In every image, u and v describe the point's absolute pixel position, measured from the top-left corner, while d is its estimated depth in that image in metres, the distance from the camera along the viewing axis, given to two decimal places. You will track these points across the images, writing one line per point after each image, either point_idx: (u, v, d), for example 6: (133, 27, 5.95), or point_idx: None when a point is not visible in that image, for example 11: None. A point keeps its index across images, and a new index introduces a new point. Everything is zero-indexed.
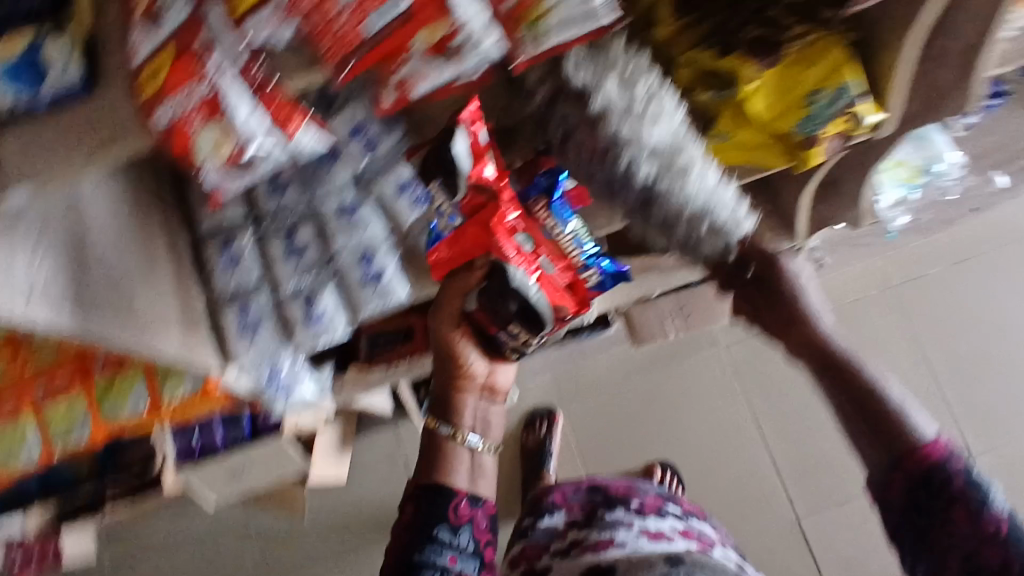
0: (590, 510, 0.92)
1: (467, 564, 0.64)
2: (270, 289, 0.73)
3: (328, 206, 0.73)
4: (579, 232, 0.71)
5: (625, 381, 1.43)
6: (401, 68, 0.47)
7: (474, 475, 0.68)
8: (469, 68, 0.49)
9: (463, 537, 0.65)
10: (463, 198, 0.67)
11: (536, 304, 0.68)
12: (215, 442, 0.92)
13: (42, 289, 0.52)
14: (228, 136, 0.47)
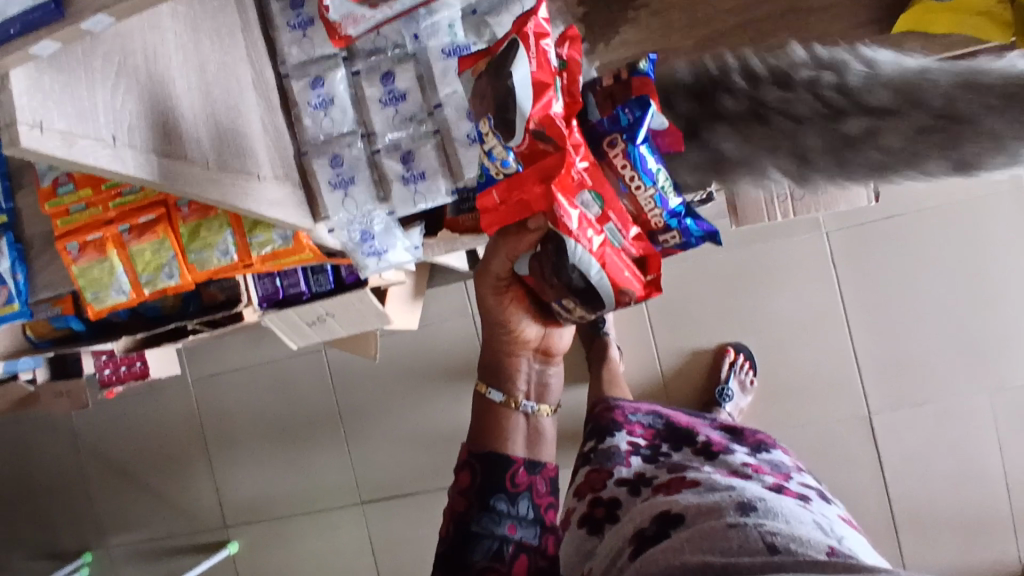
0: (657, 440, 0.97)
1: (529, 532, 0.58)
2: (364, 136, 0.65)
3: (433, 44, 0.62)
4: (663, 185, 0.50)
5: (708, 260, 1.35)
6: None
7: (532, 442, 0.61)
8: None
9: (523, 506, 0.58)
10: (523, 143, 0.47)
11: (598, 286, 0.50)
12: (300, 289, 0.89)
13: (128, 130, 0.45)
14: None
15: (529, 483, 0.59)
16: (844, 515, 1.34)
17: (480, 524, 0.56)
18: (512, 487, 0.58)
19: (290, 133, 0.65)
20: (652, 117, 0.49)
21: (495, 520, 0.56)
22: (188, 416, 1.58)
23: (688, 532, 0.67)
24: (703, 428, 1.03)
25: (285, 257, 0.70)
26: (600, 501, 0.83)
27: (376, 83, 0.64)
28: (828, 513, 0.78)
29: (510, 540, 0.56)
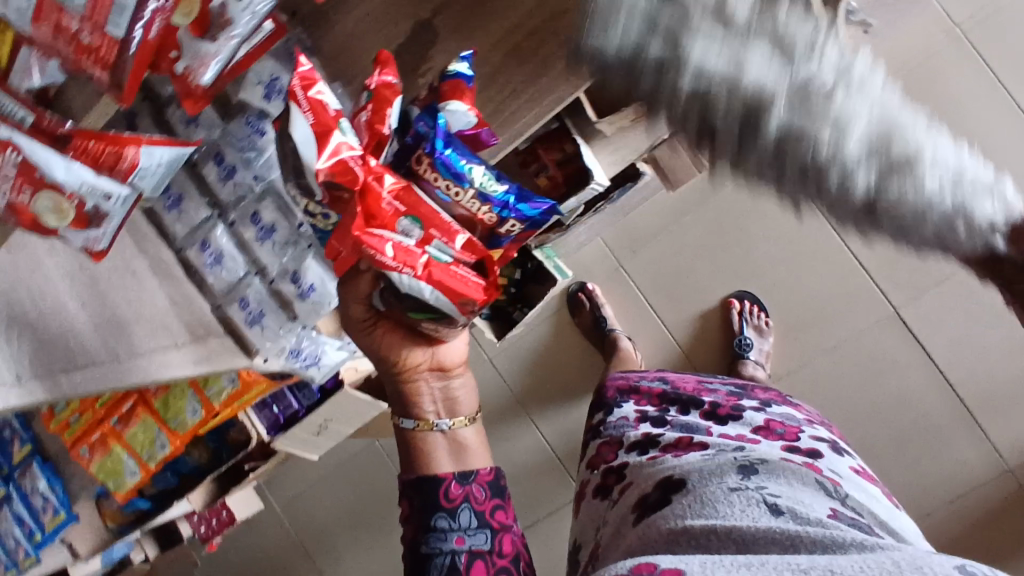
0: (664, 405, 0.92)
1: (477, 538, 0.64)
2: (259, 273, 0.73)
3: (274, 175, 0.70)
4: (479, 184, 0.57)
5: (678, 225, 1.35)
6: (182, 56, 0.50)
7: (458, 456, 0.68)
8: (244, 27, 0.49)
9: (463, 517, 0.64)
10: (327, 196, 0.57)
11: (435, 302, 0.60)
12: (294, 406, 0.99)
13: (30, 366, 0.58)
14: (64, 197, 0.45)
15: (464, 494, 0.65)
16: (912, 417, 1.30)
17: (428, 544, 0.63)
18: (447, 503, 0.65)
19: (201, 295, 0.74)
20: (444, 121, 0.56)
21: (440, 537, 0.64)
22: (287, 540, 1.69)
23: (689, 495, 0.66)
24: (709, 390, 0.95)
25: (244, 394, 0.79)
26: (612, 469, 0.83)
27: (248, 226, 0.72)
28: (840, 467, 0.76)
29: (460, 549, 0.63)
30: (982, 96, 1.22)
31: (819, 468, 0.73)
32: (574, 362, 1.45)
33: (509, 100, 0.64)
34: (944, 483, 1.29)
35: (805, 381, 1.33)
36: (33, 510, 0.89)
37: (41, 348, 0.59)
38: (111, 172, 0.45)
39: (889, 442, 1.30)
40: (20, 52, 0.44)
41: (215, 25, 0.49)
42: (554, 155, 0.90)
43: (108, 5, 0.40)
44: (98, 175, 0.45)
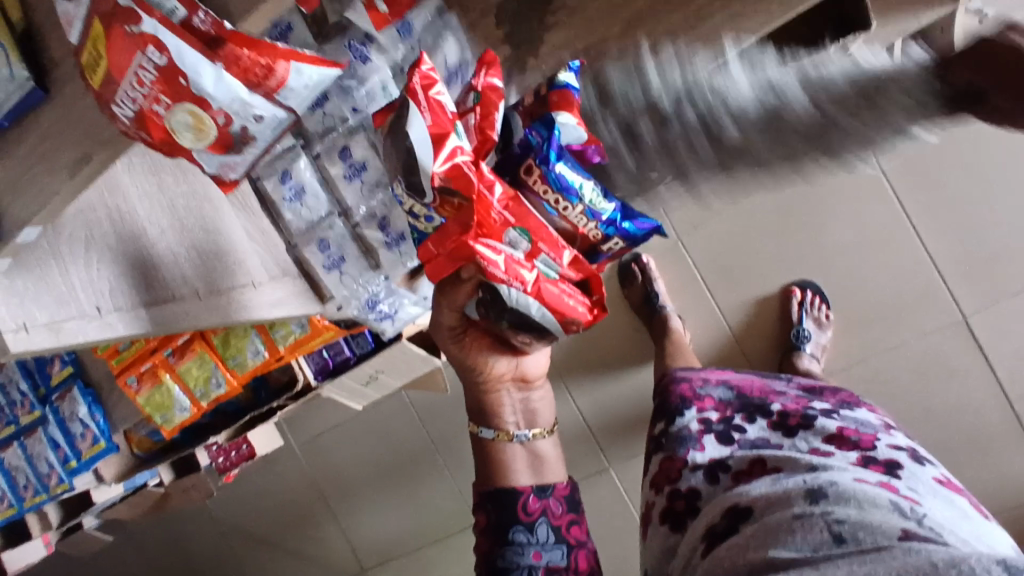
0: (729, 414, 0.86)
1: (553, 553, 0.62)
2: (342, 215, 0.68)
3: (373, 107, 0.63)
4: (590, 199, 0.51)
5: (747, 205, 1.28)
6: None
7: (536, 468, 0.66)
8: None
9: (540, 531, 0.62)
10: (436, 202, 0.49)
11: (542, 321, 0.55)
12: (346, 354, 0.94)
13: (109, 297, 0.51)
14: (207, 113, 0.34)
15: (541, 508, 0.63)
16: (962, 429, 1.26)
17: (506, 559, 0.61)
18: (526, 517, 0.62)
19: (276, 231, 0.68)
20: (560, 130, 0.50)
21: (518, 551, 0.61)
22: (304, 479, 1.68)
23: (754, 526, 0.61)
24: (778, 394, 0.88)
25: (310, 340, 0.75)
26: (679, 493, 0.77)
27: (336, 162, 0.65)
28: (922, 482, 0.67)
29: (539, 563, 0.61)
30: None
31: (894, 486, 0.65)
32: (619, 334, 1.41)
33: None
34: (985, 497, 1.27)
35: (856, 379, 1.29)
36: (69, 435, 0.85)
37: (123, 276, 0.53)
38: (264, 92, 0.34)
39: (934, 450, 1.28)
40: None
41: None
42: None
43: None
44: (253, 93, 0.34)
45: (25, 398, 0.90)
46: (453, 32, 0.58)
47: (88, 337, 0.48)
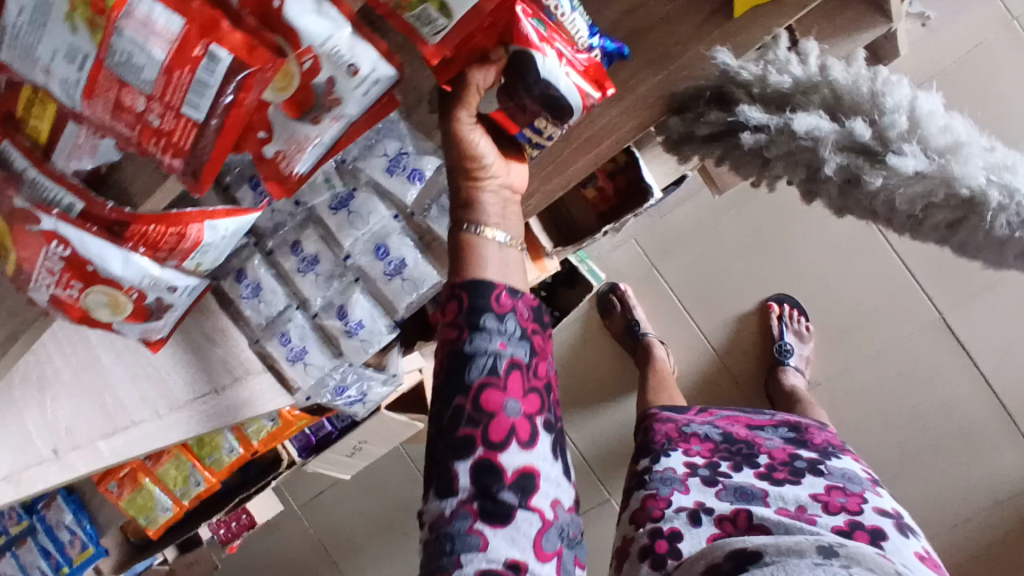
0: (715, 457, 0.78)
1: (521, 353, 0.46)
2: (300, 306, 0.67)
3: (318, 201, 0.64)
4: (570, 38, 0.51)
5: (716, 226, 1.29)
6: (274, 136, 0.39)
7: (502, 272, 0.48)
8: (356, 107, 0.39)
9: (511, 323, 0.46)
10: None
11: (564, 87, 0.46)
12: (327, 429, 0.94)
13: (66, 437, 0.56)
14: (120, 291, 0.43)
15: (513, 307, 0.46)
16: (953, 425, 1.27)
17: (467, 348, 0.45)
18: (496, 307, 0.46)
19: (237, 329, 0.67)
20: None
21: (480, 344, 0.45)
22: (309, 539, 1.67)
23: (769, 569, 0.53)
24: (762, 437, 0.81)
25: (281, 433, 0.75)
26: (661, 532, 0.70)
27: (289, 257, 0.66)
28: (906, 560, 0.63)
29: (504, 356, 0.45)
30: None
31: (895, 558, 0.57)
32: (605, 364, 1.41)
33: (588, 124, 0.57)
34: (984, 489, 1.27)
35: (843, 387, 1.30)
36: (58, 543, 0.85)
37: (82, 409, 0.57)
38: (173, 259, 0.44)
39: (926, 449, 1.28)
40: (54, 126, 0.36)
41: (319, 105, 0.38)
42: (606, 166, 0.84)
43: (182, 85, 0.32)
44: (162, 267, 0.44)
45: (11, 507, 0.90)
46: (392, 128, 0.60)
47: (48, 481, 0.54)
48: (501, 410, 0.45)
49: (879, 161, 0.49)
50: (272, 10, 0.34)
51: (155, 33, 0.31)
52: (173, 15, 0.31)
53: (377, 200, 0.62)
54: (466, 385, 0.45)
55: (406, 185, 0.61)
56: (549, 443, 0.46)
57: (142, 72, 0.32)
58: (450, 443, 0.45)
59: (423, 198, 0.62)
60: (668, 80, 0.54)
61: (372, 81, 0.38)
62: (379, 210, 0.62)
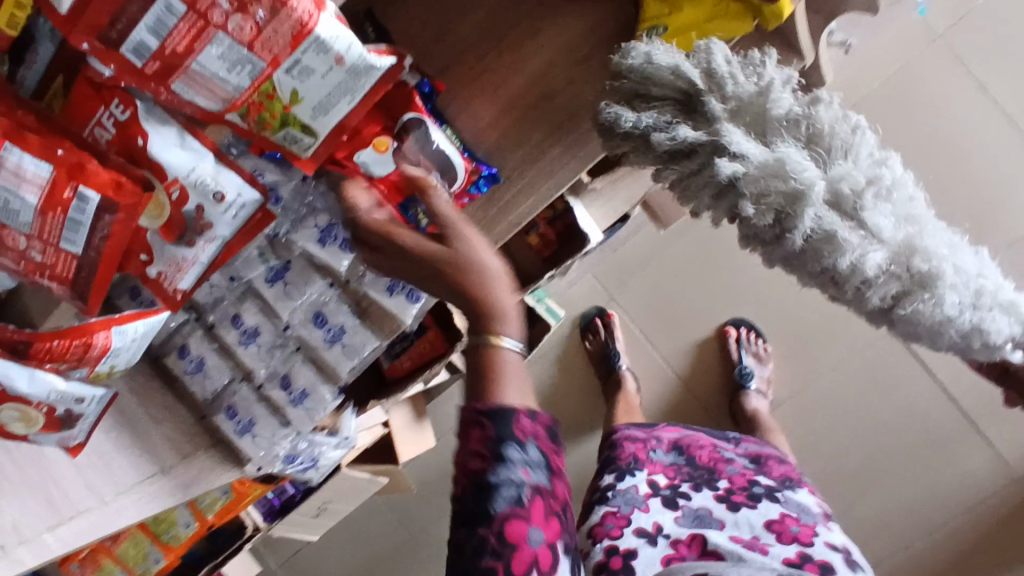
0: (676, 480, 0.80)
1: (542, 479, 0.46)
2: (244, 378, 0.68)
3: (255, 275, 0.64)
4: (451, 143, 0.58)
5: (667, 256, 1.31)
6: (153, 259, 0.51)
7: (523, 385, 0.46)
8: (225, 227, 0.50)
9: (534, 452, 0.46)
10: None
11: (444, 146, 0.53)
12: (290, 491, 0.94)
13: (11, 532, 0.53)
14: (31, 406, 0.47)
15: (535, 430, 0.45)
16: (917, 432, 1.29)
17: (492, 476, 0.45)
18: (520, 435, 0.45)
19: (184, 406, 0.69)
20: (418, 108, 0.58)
21: (503, 469, 0.45)
22: None
23: None
24: (724, 462, 0.82)
25: (235, 504, 0.76)
26: (616, 550, 0.70)
27: (229, 330, 0.66)
28: None
29: (528, 484, 0.45)
30: (970, 110, 1.15)
31: None
32: (577, 391, 1.40)
33: (506, 187, 0.58)
34: (954, 495, 1.29)
35: (805, 403, 1.32)
36: None
37: (25, 507, 0.55)
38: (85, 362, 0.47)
39: (892, 457, 1.30)
40: None
41: (189, 228, 0.49)
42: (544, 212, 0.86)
43: (60, 221, 0.43)
44: (68, 380, 0.48)
45: None
46: (322, 203, 0.62)
47: None
48: (523, 540, 0.44)
49: (854, 220, 0.45)
50: (137, 146, 0.46)
51: (28, 177, 0.42)
52: (41, 164, 0.42)
53: (313, 271, 0.64)
54: (490, 515, 0.45)
55: (339, 255, 0.62)
56: (568, 570, 0.47)
57: (22, 212, 0.43)
58: (467, 570, 0.45)
59: (356, 265, 0.63)
60: (576, 143, 0.55)
61: (236, 205, 0.50)
62: (314, 281, 0.64)
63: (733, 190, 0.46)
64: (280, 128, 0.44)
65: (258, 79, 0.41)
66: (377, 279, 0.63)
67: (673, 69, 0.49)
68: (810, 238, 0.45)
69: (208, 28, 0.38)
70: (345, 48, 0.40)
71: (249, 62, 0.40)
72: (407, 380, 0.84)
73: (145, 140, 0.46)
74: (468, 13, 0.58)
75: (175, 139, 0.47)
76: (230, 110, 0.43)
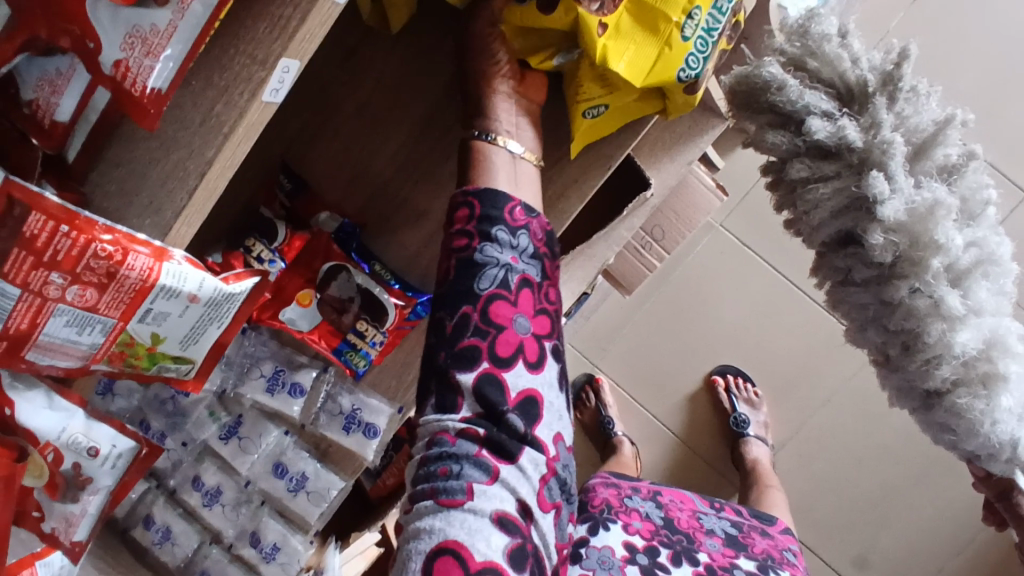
0: (653, 543, 0.72)
1: (530, 266, 0.43)
2: (214, 540, 0.66)
3: (207, 435, 0.63)
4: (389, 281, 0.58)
5: (643, 315, 1.30)
6: (46, 516, 0.38)
7: (514, 181, 0.46)
8: (110, 477, 0.40)
9: (524, 239, 0.43)
10: (284, 246, 0.54)
11: (369, 289, 0.54)
12: None
13: None
14: None
15: (528, 222, 0.43)
16: (921, 456, 1.26)
17: (479, 256, 0.42)
18: (511, 219, 0.42)
19: None
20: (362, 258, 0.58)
21: (495, 252, 0.42)
22: None
23: None
24: (705, 532, 0.75)
25: None
26: None
27: (191, 493, 0.64)
28: None
29: (515, 271, 0.42)
30: None
31: None
32: (575, 462, 1.37)
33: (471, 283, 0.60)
34: (972, 511, 1.26)
35: (805, 440, 1.29)
36: None
37: None
38: None
39: (904, 484, 1.27)
40: None
41: (72, 487, 0.38)
42: None
43: None
44: None
45: None
46: (267, 354, 0.61)
47: None
48: (510, 324, 0.41)
49: (941, 247, 0.44)
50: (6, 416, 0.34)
51: None
52: None
53: (266, 421, 0.62)
54: (476, 294, 0.41)
55: (289, 402, 0.61)
56: (555, 373, 0.43)
57: None
58: (442, 389, 0.41)
59: (309, 408, 0.62)
60: None
61: (114, 456, 0.40)
62: (269, 430, 0.62)
63: (871, 210, 0.44)
64: (150, 366, 0.35)
65: (111, 334, 0.31)
66: (333, 420, 0.61)
67: (783, 84, 0.45)
68: (909, 275, 0.45)
69: (48, 301, 0.28)
70: (199, 285, 0.32)
71: (98, 320, 0.30)
72: (389, 499, 0.82)
73: (13, 409, 0.35)
74: (382, 146, 0.58)
75: (46, 398, 0.36)
76: (93, 362, 0.32)
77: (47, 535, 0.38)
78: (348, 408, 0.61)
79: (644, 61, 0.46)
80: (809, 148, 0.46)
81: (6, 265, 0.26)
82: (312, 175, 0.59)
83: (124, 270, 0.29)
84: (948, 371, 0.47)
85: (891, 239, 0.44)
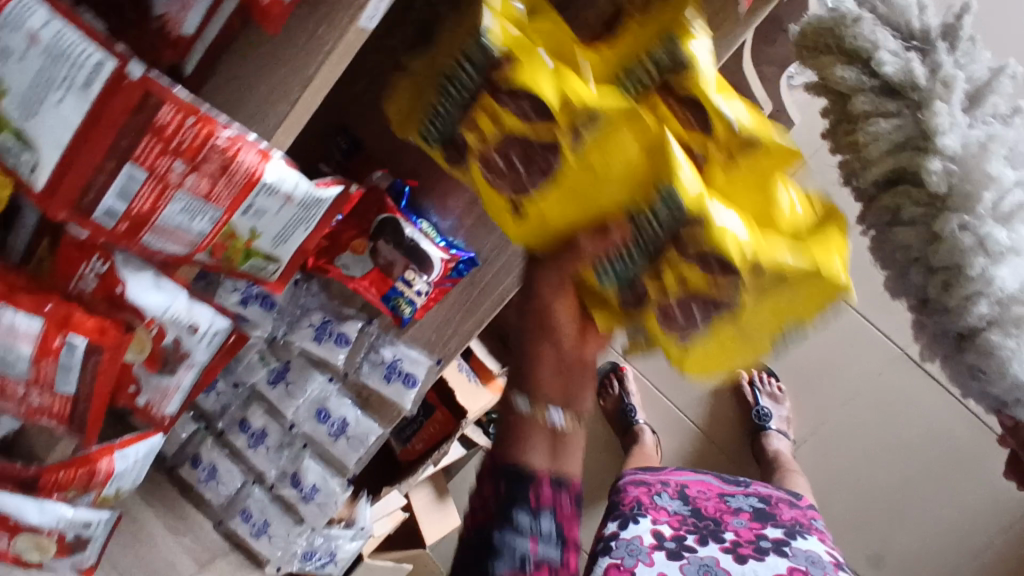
0: (681, 531, 0.75)
1: (550, 547, 0.40)
2: (257, 481, 0.69)
3: (256, 378, 0.67)
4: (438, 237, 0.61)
5: None
6: (142, 391, 0.45)
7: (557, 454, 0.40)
8: (204, 352, 0.46)
9: (546, 522, 0.40)
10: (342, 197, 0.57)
11: (416, 243, 0.57)
12: None
13: None
14: (44, 535, 0.43)
15: (554, 502, 0.40)
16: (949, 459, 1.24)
17: (498, 537, 0.40)
18: (535, 503, 0.39)
19: (202, 513, 0.70)
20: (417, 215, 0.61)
21: (512, 533, 0.39)
22: None
23: None
24: (732, 512, 0.78)
25: None
26: None
27: (238, 435, 0.68)
28: None
29: (534, 557, 0.40)
30: None
31: None
32: (598, 447, 1.40)
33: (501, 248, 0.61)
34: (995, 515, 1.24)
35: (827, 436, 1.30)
36: None
37: None
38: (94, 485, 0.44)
39: (928, 486, 1.26)
40: None
41: (170, 360, 0.44)
42: None
43: (53, 368, 0.37)
44: (77, 505, 0.44)
45: None
46: (315, 304, 0.65)
47: None
48: None
49: (995, 178, 0.48)
50: (118, 292, 0.39)
51: (22, 338, 0.36)
52: (31, 318, 0.36)
53: (312, 368, 0.66)
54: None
55: (335, 350, 0.65)
56: None
57: (18, 364, 0.37)
58: None
59: (353, 357, 0.65)
60: None
61: (211, 333, 0.45)
62: (314, 377, 0.66)
63: (928, 137, 0.49)
64: (246, 261, 0.39)
65: (217, 224, 0.36)
66: (375, 370, 0.65)
67: (855, 21, 0.50)
68: (960, 207, 0.48)
69: (169, 186, 0.33)
70: (295, 185, 0.37)
71: (208, 209, 0.35)
72: (418, 462, 0.84)
73: (125, 287, 0.39)
74: None
75: (152, 279, 0.41)
76: (197, 251, 0.38)
77: (145, 404, 0.46)
78: (390, 358, 0.65)
79: (710, 357, 0.40)
80: (877, 83, 0.50)
81: (138, 147, 0.32)
82: (366, 136, 0.63)
83: (233, 162, 0.34)
84: (984, 309, 0.49)
85: (948, 166, 0.48)
